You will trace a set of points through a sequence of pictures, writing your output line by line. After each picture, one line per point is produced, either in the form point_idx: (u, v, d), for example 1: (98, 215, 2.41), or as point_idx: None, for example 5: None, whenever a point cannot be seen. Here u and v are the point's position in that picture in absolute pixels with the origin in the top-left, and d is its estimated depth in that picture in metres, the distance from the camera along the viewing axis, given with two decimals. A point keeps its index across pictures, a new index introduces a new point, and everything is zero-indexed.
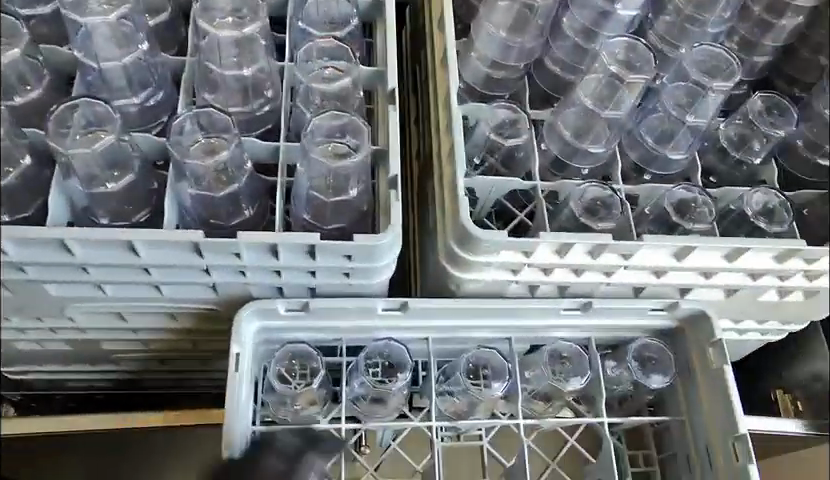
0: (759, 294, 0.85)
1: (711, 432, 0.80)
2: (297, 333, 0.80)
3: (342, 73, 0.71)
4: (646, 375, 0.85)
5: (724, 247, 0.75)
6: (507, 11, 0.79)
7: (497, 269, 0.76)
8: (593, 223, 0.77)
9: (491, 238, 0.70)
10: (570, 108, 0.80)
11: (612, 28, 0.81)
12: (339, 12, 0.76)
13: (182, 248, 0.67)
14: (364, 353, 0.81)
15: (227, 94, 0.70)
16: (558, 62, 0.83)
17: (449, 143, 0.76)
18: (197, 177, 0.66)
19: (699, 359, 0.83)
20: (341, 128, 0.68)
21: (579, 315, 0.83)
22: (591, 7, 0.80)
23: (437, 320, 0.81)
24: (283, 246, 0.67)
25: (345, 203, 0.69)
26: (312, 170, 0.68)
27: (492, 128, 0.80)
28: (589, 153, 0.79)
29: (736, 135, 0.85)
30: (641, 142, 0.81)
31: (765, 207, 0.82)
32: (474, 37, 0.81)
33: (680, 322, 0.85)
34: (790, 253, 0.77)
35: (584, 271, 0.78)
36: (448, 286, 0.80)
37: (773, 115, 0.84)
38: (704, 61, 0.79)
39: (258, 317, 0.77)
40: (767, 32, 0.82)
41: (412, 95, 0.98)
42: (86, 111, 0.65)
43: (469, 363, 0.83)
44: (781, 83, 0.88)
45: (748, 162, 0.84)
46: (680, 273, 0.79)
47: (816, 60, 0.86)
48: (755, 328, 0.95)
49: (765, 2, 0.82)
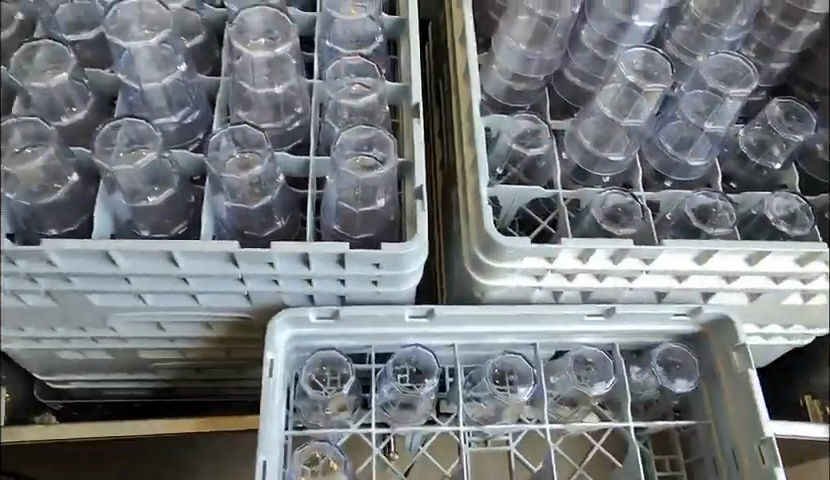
0: (782, 298, 0.86)
1: (736, 435, 0.81)
2: (328, 340, 0.82)
3: (368, 89, 0.74)
4: (671, 380, 0.85)
5: (745, 251, 0.76)
6: (526, 25, 0.82)
7: (521, 275, 0.78)
8: (615, 229, 0.78)
9: (514, 244, 0.72)
10: (590, 117, 0.82)
11: (629, 38, 0.83)
12: (364, 30, 0.79)
13: (218, 259, 0.70)
14: (392, 360, 0.83)
15: (259, 111, 0.73)
16: (578, 73, 0.85)
17: (472, 154, 0.79)
18: (233, 189, 0.70)
19: (724, 363, 0.84)
20: (369, 141, 0.72)
21: (603, 320, 0.85)
22: (609, 19, 0.83)
23: (463, 326, 0.83)
24: (314, 255, 0.70)
25: (373, 213, 0.72)
26: (342, 181, 0.71)
27: (514, 138, 0.82)
28: (610, 162, 0.81)
29: (755, 141, 0.86)
30: (661, 149, 0.83)
31: (786, 211, 0.83)
32: (495, 50, 0.83)
33: (703, 326, 0.86)
34: (811, 256, 0.78)
35: (607, 276, 0.79)
36: (474, 293, 0.82)
37: (792, 120, 0.86)
38: (721, 69, 0.81)
39: (291, 325, 0.80)
40: (784, 39, 0.83)
41: (435, 109, 1.01)
42: (129, 130, 0.69)
43: (495, 369, 0.85)
44: (800, 90, 0.89)
45: (768, 168, 0.85)
46: (702, 277, 0.81)
47: None
48: (780, 333, 0.96)
49: (780, 9, 0.84)
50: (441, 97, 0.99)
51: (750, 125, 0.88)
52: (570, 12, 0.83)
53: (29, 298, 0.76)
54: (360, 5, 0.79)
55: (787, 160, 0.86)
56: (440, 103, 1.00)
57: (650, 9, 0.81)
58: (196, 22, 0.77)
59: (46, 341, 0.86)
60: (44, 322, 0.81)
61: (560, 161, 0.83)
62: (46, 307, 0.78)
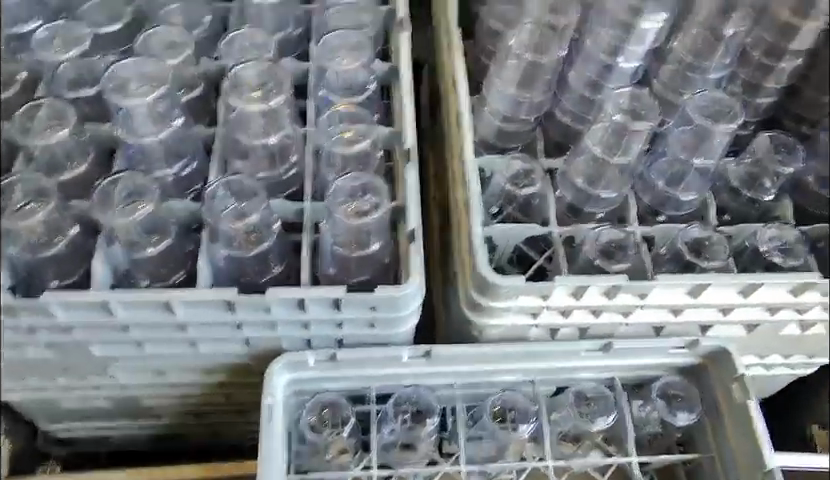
0: (780, 328, 0.86)
1: (740, 468, 0.80)
2: (326, 382, 0.82)
3: (359, 136, 0.76)
4: (673, 413, 0.85)
5: (738, 283, 0.77)
6: (515, 68, 0.83)
7: (517, 314, 0.78)
8: (609, 265, 0.79)
9: (507, 282, 0.72)
10: (580, 156, 0.83)
11: (616, 79, 0.83)
12: (357, 79, 0.81)
13: (215, 307, 0.71)
14: (392, 400, 0.84)
15: (254, 160, 0.75)
16: (567, 113, 0.86)
17: (465, 195, 0.80)
18: (229, 238, 0.71)
19: (724, 395, 0.84)
20: (362, 187, 0.73)
21: (601, 356, 0.85)
22: (595, 61, 0.83)
23: (460, 365, 0.83)
24: (310, 300, 0.71)
25: (368, 257, 0.73)
26: (337, 227, 0.72)
27: (507, 178, 0.84)
28: (602, 199, 0.82)
29: (746, 175, 0.86)
30: (653, 185, 0.84)
31: (779, 242, 0.84)
32: (486, 93, 0.85)
33: (702, 359, 0.86)
34: (805, 286, 0.78)
35: (602, 312, 0.80)
36: (472, 332, 0.83)
37: (780, 153, 0.87)
38: (708, 106, 0.82)
39: (290, 369, 0.80)
40: (768, 75, 0.84)
41: (433, 148, 1.03)
42: (127, 184, 0.71)
43: (495, 406, 0.85)
44: (789, 122, 0.91)
45: (758, 200, 0.86)
46: (698, 310, 0.81)
47: (821, 99, 0.88)
48: (781, 363, 0.96)
49: (762, 47, 0.84)
50: (438, 137, 1.01)
51: (741, 158, 0.88)
52: (556, 55, 0.83)
53: (32, 350, 0.77)
54: (352, 54, 0.81)
55: (779, 192, 0.87)
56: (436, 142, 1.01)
57: (635, 50, 0.81)
58: (193, 76, 0.79)
59: (49, 390, 0.87)
60: (47, 371, 0.82)
61: (554, 199, 0.84)
62: (47, 357, 0.79)
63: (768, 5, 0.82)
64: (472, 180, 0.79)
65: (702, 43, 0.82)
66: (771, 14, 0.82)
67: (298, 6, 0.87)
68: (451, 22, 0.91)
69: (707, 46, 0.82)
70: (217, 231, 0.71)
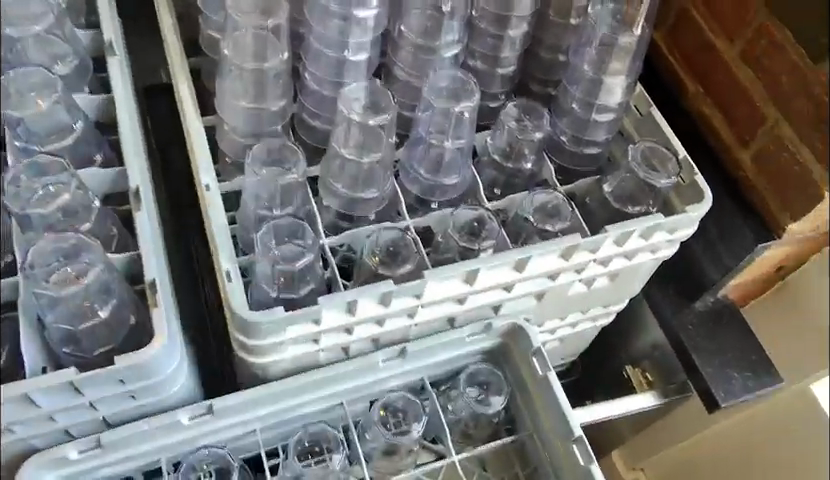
0: (567, 289, 0.87)
1: (544, 418, 0.82)
2: (100, 472, 0.72)
3: (65, 189, 0.65)
4: (487, 402, 0.84)
5: (504, 262, 0.76)
6: (239, 79, 0.76)
7: (297, 344, 0.72)
8: (393, 270, 0.76)
9: (264, 319, 0.66)
10: (334, 160, 0.78)
11: (353, 75, 0.79)
12: (57, 118, 0.71)
13: None
14: (189, 466, 0.75)
15: None
16: (314, 115, 0.82)
17: (215, 254, 0.71)
18: None
19: (526, 375, 0.84)
20: (72, 249, 0.62)
21: (400, 362, 0.81)
22: (325, 57, 0.78)
23: (255, 408, 0.76)
24: (35, 392, 0.60)
25: (103, 323, 0.64)
26: (55, 306, 0.62)
27: (232, 137, 0.79)
28: (367, 201, 0.79)
29: (505, 145, 0.86)
30: (417, 175, 0.83)
31: (547, 208, 0.83)
32: (220, 109, 0.78)
33: (504, 337, 0.86)
34: (572, 249, 0.79)
35: (388, 319, 0.76)
36: (256, 372, 0.75)
37: (527, 121, 0.86)
38: (446, 86, 0.80)
39: (51, 469, 0.69)
40: (501, 44, 0.85)
41: (170, 197, 0.95)
42: None
43: (301, 443, 0.80)
44: (535, 86, 0.93)
45: (520, 170, 0.86)
46: (482, 294, 0.80)
47: (556, 58, 0.90)
48: (584, 318, 1.00)
49: (489, 17, 0.84)
50: (184, 181, 0.96)
51: (496, 133, 0.87)
52: (278, 59, 0.76)
53: None
54: (42, 93, 0.69)
55: (537, 158, 0.87)
56: (179, 183, 0.96)
57: (361, 42, 0.77)
58: None
59: None
60: None
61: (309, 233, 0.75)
62: None
63: None
64: (210, 186, 0.74)
65: (427, 24, 0.80)
66: None
67: None
68: (169, 35, 0.83)
69: (433, 28, 0.80)
70: None
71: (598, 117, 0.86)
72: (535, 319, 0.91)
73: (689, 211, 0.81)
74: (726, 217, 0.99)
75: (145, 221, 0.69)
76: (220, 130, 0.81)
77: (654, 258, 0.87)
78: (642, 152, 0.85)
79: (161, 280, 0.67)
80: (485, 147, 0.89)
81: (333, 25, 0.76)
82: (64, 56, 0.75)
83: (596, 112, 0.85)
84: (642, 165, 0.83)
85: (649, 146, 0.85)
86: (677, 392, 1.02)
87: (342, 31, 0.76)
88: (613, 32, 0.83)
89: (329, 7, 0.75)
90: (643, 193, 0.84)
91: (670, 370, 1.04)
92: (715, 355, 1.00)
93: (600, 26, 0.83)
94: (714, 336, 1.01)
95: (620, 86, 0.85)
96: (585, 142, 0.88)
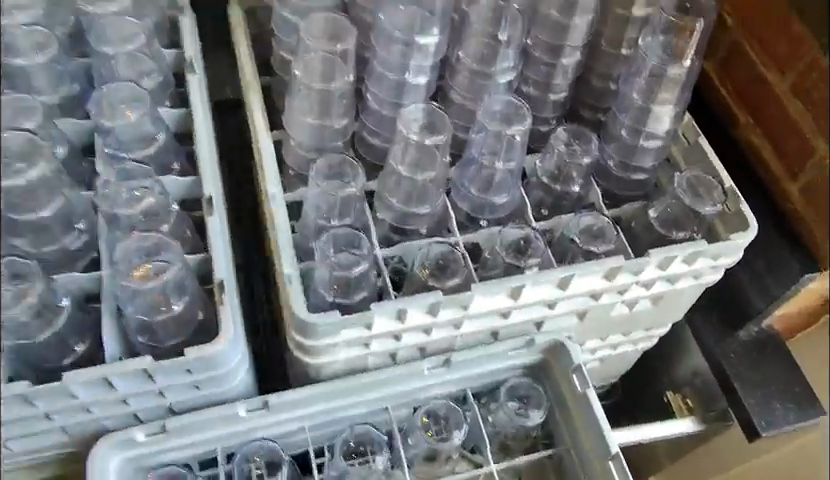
0: (610, 310, 0.90)
1: (582, 435, 0.85)
2: (162, 456, 0.77)
3: (148, 192, 0.72)
4: (527, 413, 0.87)
5: (549, 279, 0.80)
6: (307, 98, 0.82)
7: (348, 348, 0.77)
8: (442, 282, 0.80)
9: (322, 321, 0.71)
10: (390, 176, 0.83)
11: (412, 97, 0.84)
12: (142, 128, 0.78)
13: (16, 403, 0.66)
14: (242, 456, 0.80)
15: (34, 235, 0.69)
16: (374, 133, 0.87)
17: (278, 258, 0.77)
18: (17, 327, 0.66)
19: (565, 392, 0.87)
20: (152, 247, 0.69)
21: (444, 371, 0.85)
22: (387, 80, 0.84)
23: (307, 406, 0.81)
24: (113, 376, 0.66)
25: (175, 316, 0.70)
26: (134, 299, 0.68)
27: (297, 151, 0.85)
28: (420, 216, 0.83)
29: (553, 168, 0.89)
30: (468, 193, 0.87)
31: (593, 229, 0.86)
32: (288, 125, 0.84)
33: (545, 353, 0.88)
34: (615, 270, 0.81)
35: (435, 329, 0.80)
36: (309, 372, 0.80)
37: (576, 145, 0.90)
38: (500, 110, 0.84)
39: (119, 450, 0.75)
40: (554, 71, 0.89)
41: (231, 205, 1.02)
42: None
43: (347, 443, 0.84)
44: (586, 113, 0.96)
45: (568, 193, 0.90)
46: (526, 310, 0.83)
47: (608, 87, 0.94)
48: (625, 340, 1.02)
49: (543, 46, 0.88)
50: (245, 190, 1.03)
51: (546, 156, 0.91)
52: (344, 80, 0.82)
53: None
54: (130, 105, 0.77)
55: (584, 183, 0.90)
56: (241, 193, 1.03)
57: (422, 66, 0.83)
58: None
59: None
60: None
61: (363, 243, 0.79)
62: None
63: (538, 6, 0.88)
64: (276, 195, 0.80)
65: (484, 52, 0.85)
66: (543, 16, 0.87)
67: (71, 60, 0.83)
68: (244, 56, 0.90)
69: (490, 55, 0.85)
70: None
71: (646, 144, 0.88)
72: (576, 338, 0.94)
73: (735, 238, 0.83)
74: (774, 248, 1.00)
75: (216, 224, 0.75)
76: (285, 145, 0.87)
77: (697, 283, 0.89)
78: (688, 180, 0.87)
79: (229, 280, 0.72)
80: (534, 170, 0.92)
81: (396, 50, 0.82)
82: (150, 72, 0.82)
83: (644, 139, 0.88)
84: (687, 192, 0.86)
85: (696, 175, 0.87)
86: (718, 419, 1.01)
87: (404, 56, 0.82)
88: (663, 63, 0.87)
89: (393, 33, 0.81)
90: (688, 220, 0.87)
91: (710, 397, 1.05)
92: (758, 385, 1.00)
93: (649, 56, 0.86)
94: (758, 365, 1.01)
95: (669, 115, 0.88)
96: (633, 168, 0.90)
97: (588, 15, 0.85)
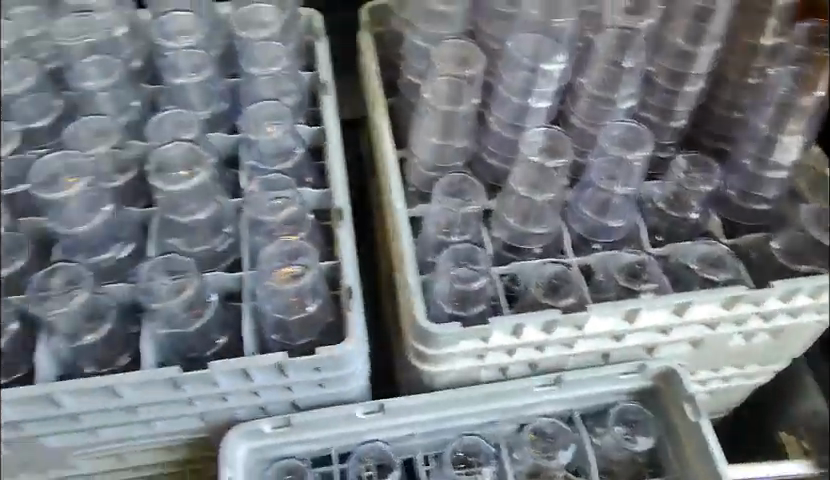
0: (726, 340, 0.88)
1: (693, 466, 0.83)
2: (284, 449, 0.82)
3: (289, 202, 0.79)
4: (634, 440, 0.87)
5: (665, 304, 0.80)
6: (434, 119, 0.86)
7: (462, 359, 0.80)
8: (555, 301, 0.82)
9: (443, 330, 0.75)
10: (509, 196, 0.86)
11: (534, 120, 0.87)
12: (283, 143, 0.84)
13: (165, 386, 0.73)
14: (356, 456, 0.84)
15: (188, 235, 0.78)
16: (494, 154, 0.91)
17: (401, 268, 0.81)
18: (170, 317, 0.73)
19: (677, 420, 0.86)
20: (294, 251, 0.76)
21: (554, 390, 0.86)
22: (510, 104, 0.87)
23: (420, 413, 0.84)
24: (251, 368, 0.72)
25: (307, 317, 0.75)
26: (273, 297, 0.74)
27: (420, 169, 0.89)
28: (535, 236, 0.85)
29: (671, 195, 0.89)
30: (582, 215, 0.87)
31: (711, 257, 0.86)
32: (414, 144, 0.88)
33: (657, 380, 0.88)
34: (735, 299, 0.81)
35: (547, 346, 0.82)
36: (423, 380, 0.83)
37: (696, 173, 0.90)
38: (619, 135, 0.86)
39: (247, 439, 0.80)
40: (676, 99, 0.89)
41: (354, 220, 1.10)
42: (64, 273, 0.74)
43: (456, 453, 0.86)
44: (706, 142, 0.96)
45: (684, 219, 0.88)
46: (639, 335, 0.83)
47: (731, 115, 0.94)
48: (739, 374, 0.99)
49: (666, 73, 0.90)
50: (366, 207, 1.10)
51: (664, 182, 0.91)
52: (469, 103, 0.87)
53: None
54: (272, 123, 0.84)
55: (702, 210, 0.89)
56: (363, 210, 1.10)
57: (545, 91, 0.86)
58: (128, 160, 0.84)
59: None
60: None
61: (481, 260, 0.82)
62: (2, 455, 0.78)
63: (663, 35, 0.90)
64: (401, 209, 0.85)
65: (606, 78, 0.87)
66: (670, 44, 0.89)
67: (223, 80, 0.92)
68: (373, 78, 0.96)
69: (612, 81, 0.87)
70: (156, 309, 0.73)
71: (770, 174, 0.88)
72: (688, 367, 0.92)
73: None
74: None
75: (346, 234, 0.80)
76: (409, 163, 0.91)
77: (820, 319, 0.86)
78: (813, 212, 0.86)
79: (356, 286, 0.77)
80: (649, 197, 0.90)
81: (521, 75, 0.85)
82: (289, 92, 0.89)
83: (767, 169, 0.88)
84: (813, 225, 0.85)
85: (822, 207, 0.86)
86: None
87: (529, 81, 0.85)
88: (792, 92, 0.86)
89: (519, 60, 0.85)
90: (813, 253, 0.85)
91: None
92: None
93: (781, 85, 0.87)
94: None
95: (797, 145, 0.87)
96: (755, 198, 0.89)
97: (715, 45, 0.87)
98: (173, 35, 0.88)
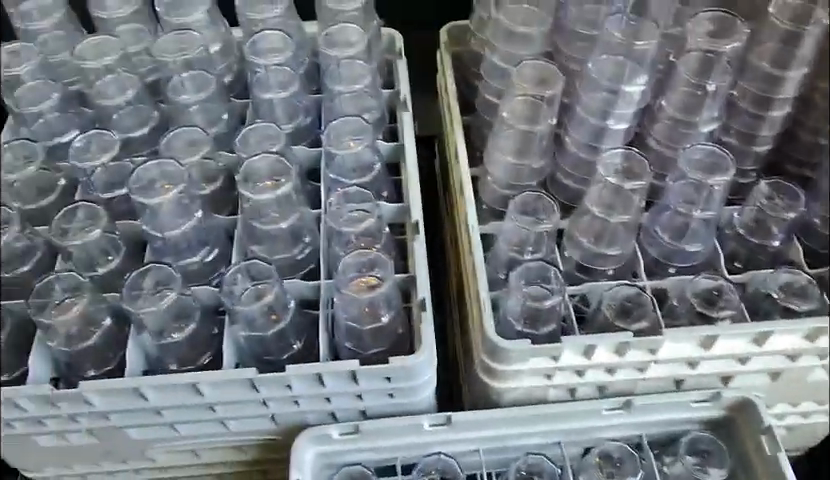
0: (807, 373, 0.85)
1: None
2: (350, 455, 0.84)
3: (367, 214, 0.81)
4: (706, 471, 0.84)
5: (744, 333, 0.78)
6: (511, 137, 0.88)
7: (530, 377, 0.80)
8: (627, 324, 0.80)
9: (515, 346, 0.76)
10: (584, 216, 0.86)
11: (611, 142, 0.88)
12: (363, 158, 0.87)
13: (242, 386, 0.76)
14: (420, 467, 0.84)
15: (270, 243, 0.81)
16: (570, 175, 0.91)
17: (474, 284, 0.82)
18: (249, 320, 0.76)
19: (752, 453, 0.83)
20: (369, 262, 0.78)
21: (623, 414, 0.85)
22: (588, 125, 0.88)
23: (485, 428, 0.84)
24: (325, 374, 0.75)
25: (380, 326, 0.77)
26: (348, 307, 0.76)
27: (495, 187, 0.90)
28: (608, 257, 0.85)
29: (751, 221, 0.87)
30: (658, 239, 0.87)
31: (794, 286, 0.83)
32: (488, 162, 0.90)
33: (731, 410, 0.85)
34: (818, 331, 0.78)
35: (618, 369, 0.81)
36: (490, 396, 0.84)
37: (782, 199, 0.87)
38: (701, 159, 0.85)
39: (315, 443, 0.82)
40: (761, 123, 0.88)
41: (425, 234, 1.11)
42: (157, 274, 0.78)
43: (520, 471, 0.85)
44: (790, 168, 0.94)
45: (765, 247, 0.87)
46: (713, 362, 0.82)
47: (817, 141, 0.92)
48: (819, 410, 0.96)
49: (751, 97, 0.88)
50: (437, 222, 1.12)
51: (744, 208, 0.89)
52: (546, 123, 0.88)
53: (73, 437, 0.82)
54: (355, 138, 0.87)
55: (786, 236, 0.86)
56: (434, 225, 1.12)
57: (624, 112, 0.86)
58: (216, 170, 0.88)
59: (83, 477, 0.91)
60: (87, 457, 0.86)
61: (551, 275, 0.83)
62: (89, 442, 0.83)
63: (749, 58, 0.88)
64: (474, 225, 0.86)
65: (688, 101, 0.86)
66: (755, 67, 0.87)
67: (307, 96, 0.96)
68: (451, 96, 0.98)
69: (694, 104, 0.86)
70: (236, 311, 0.76)
71: None
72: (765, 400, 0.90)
73: None
74: None
75: (420, 247, 0.82)
76: (482, 181, 0.92)
77: None
78: None
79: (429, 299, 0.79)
80: (730, 222, 0.90)
81: (601, 96, 0.85)
82: (370, 108, 0.92)
83: None
84: None
85: None
86: None
87: (608, 102, 0.85)
88: None
89: (600, 81, 0.85)
90: None
91: None
92: None
93: None
94: None
95: None
96: None
97: (803, 69, 0.85)
98: (263, 53, 0.93)
